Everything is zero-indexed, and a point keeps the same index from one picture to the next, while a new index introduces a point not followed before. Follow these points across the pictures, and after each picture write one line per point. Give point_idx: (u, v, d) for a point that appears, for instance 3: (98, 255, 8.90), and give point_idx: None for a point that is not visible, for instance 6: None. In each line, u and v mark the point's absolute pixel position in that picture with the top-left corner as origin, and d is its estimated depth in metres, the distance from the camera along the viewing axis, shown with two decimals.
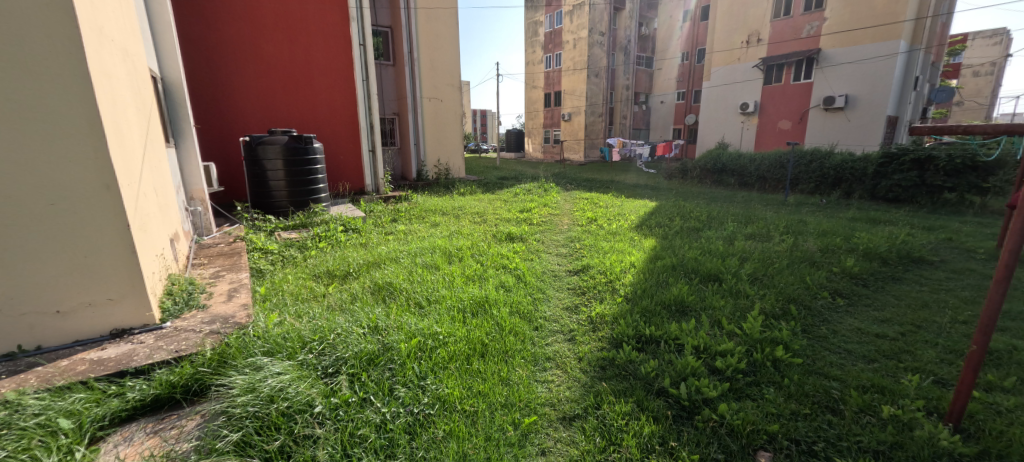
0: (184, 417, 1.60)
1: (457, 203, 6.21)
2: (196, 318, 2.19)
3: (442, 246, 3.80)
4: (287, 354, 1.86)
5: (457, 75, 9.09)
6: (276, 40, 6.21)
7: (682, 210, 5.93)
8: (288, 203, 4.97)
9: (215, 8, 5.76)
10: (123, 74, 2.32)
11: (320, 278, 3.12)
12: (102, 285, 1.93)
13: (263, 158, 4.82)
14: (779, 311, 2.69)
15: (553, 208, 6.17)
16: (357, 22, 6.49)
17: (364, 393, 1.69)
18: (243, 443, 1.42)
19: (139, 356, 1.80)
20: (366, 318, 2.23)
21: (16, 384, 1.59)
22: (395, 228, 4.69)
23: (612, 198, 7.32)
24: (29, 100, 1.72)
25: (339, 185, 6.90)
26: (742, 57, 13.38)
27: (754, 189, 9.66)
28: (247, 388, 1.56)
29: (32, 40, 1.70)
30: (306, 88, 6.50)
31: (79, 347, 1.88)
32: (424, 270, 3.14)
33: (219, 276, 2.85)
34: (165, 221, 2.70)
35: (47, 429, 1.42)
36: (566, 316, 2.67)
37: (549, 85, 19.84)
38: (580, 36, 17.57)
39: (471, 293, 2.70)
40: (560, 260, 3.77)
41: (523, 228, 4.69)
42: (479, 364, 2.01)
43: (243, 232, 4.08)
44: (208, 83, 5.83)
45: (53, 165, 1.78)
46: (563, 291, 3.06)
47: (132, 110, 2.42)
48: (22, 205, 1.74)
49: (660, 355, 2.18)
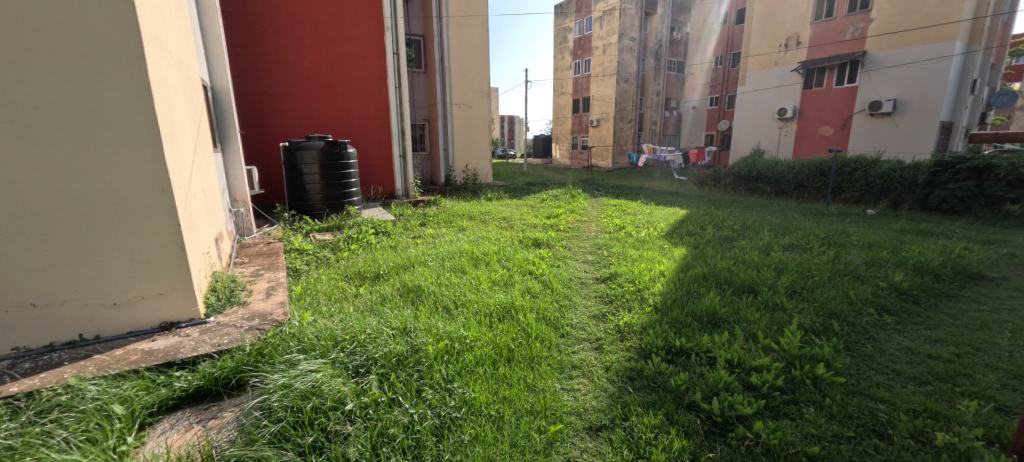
0: (225, 408, 1.68)
1: (485, 208, 6.27)
2: (237, 314, 2.31)
3: (470, 250, 3.84)
4: (321, 351, 1.92)
5: (486, 82, 9.23)
6: (315, 50, 6.48)
7: (713, 219, 5.76)
8: (323, 206, 5.16)
9: (259, 21, 6.07)
10: (178, 84, 2.48)
11: (351, 279, 3.21)
12: (154, 280, 2.07)
13: (301, 162, 5.03)
14: (819, 327, 2.56)
15: (581, 214, 6.13)
16: (391, 31, 6.69)
17: (393, 393, 1.71)
18: (281, 435, 1.47)
19: (185, 348, 1.91)
20: (395, 319, 2.28)
21: (77, 370, 1.72)
22: (423, 232, 4.78)
23: (641, 205, 7.19)
24: (95, 104, 1.86)
25: (371, 189, 7.12)
26: (780, 61, 12.93)
27: (792, 198, 9.26)
28: (284, 383, 1.62)
29: (99, 53, 1.84)
30: (342, 95, 6.75)
31: (131, 338, 2.02)
32: (451, 274, 3.19)
33: (258, 274, 2.99)
34: (210, 221, 2.86)
35: (102, 414, 1.53)
36: (592, 324, 2.64)
37: (578, 90, 19.79)
38: (610, 41, 17.44)
39: (498, 298, 2.71)
40: (587, 267, 3.72)
41: (549, 234, 4.68)
42: (506, 369, 2.00)
43: (281, 233, 4.26)
44: (253, 92, 6.15)
45: (113, 167, 1.92)
46: (589, 299, 3.02)
47: (185, 116, 2.58)
48: (87, 205, 1.89)
49: (690, 367, 2.12)
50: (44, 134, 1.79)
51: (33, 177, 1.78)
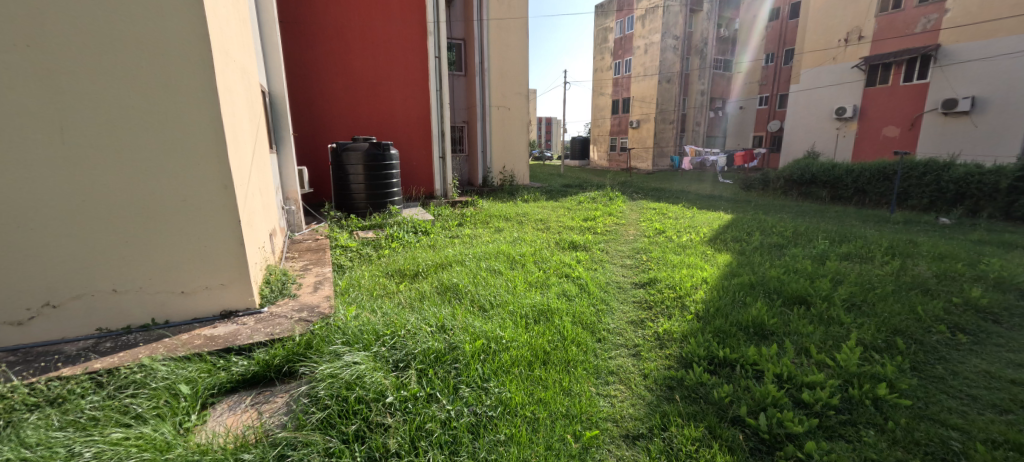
0: (276, 393, 1.79)
1: (521, 210, 6.30)
2: (288, 305, 2.46)
3: (506, 251, 3.87)
4: (363, 345, 2.00)
5: (524, 84, 9.26)
6: (362, 55, 6.76)
7: (762, 224, 5.47)
8: (366, 205, 5.37)
9: (312, 29, 6.42)
10: (240, 89, 2.67)
11: (392, 276, 3.32)
12: (217, 272, 2.24)
13: (346, 163, 5.26)
14: (881, 344, 2.37)
15: (619, 217, 6.02)
16: (433, 36, 6.85)
17: (431, 388, 1.75)
18: (327, 422, 1.55)
19: (242, 335, 2.05)
20: (434, 317, 2.33)
21: (150, 351, 1.89)
22: (461, 232, 4.86)
23: (683, 208, 6.96)
24: (169, 108, 2.03)
25: (412, 190, 7.34)
26: (839, 57, 12.09)
27: (850, 203, 8.62)
28: (330, 373, 1.70)
29: (174, 62, 2.01)
30: (386, 98, 7.00)
31: (196, 323, 2.19)
32: (488, 274, 3.23)
33: (307, 269, 3.16)
34: (266, 218, 3.05)
35: (171, 392, 1.67)
36: (630, 330, 2.58)
37: (618, 91, 19.45)
38: (652, 40, 17.00)
39: (535, 300, 2.71)
40: (625, 272, 3.64)
41: (586, 237, 4.63)
42: (542, 371, 2.00)
43: (328, 230, 4.48)
44: (305, 97, 6.51)
45: (183, 167, 2.09)
46: (627, 304, 2.95)
47: (246, 119, 2.77)
48: (161, 202, 2.07)
49: (735, 380, 2.02)
50: (127, 136, 1.97)
51: (118, 175, 1.98)
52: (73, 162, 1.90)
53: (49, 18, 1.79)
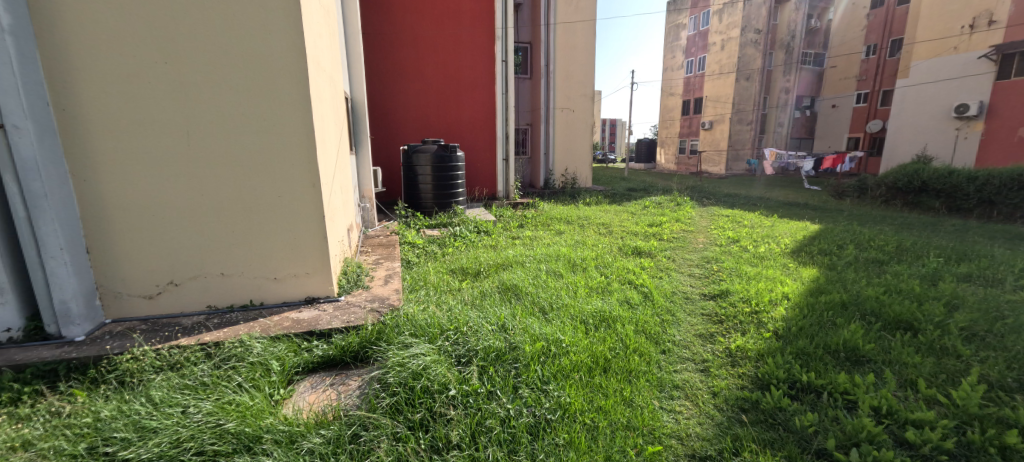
0: (351, 376, 1.95)
1: (583, 213, 6.21)
2: (362, 295, 2.65)
3: (567, 254, 3.84)
4: (429, 338, 2.09)
5: (590, 85, 9.12)
6: (434, 62, 7.09)
7: (857, 237, 4.87)
8: (433, 204, 5.62)
9: (390, 39, 6.85)
10: (328, 96, 2.92)
11: (455, 273, 3.44)
12: (303, 262, 2.47)
13: (416, 164, 5.55)
14: (1014, 384, 1.99)
15: (688, 224, 5.71)
16: (501, 40, 6.97)
17: (491, 386, 1.78)
18: (395, 408, 1.65)
19: (323, 320, 2.25)
20: (495, 315, 2.37)
21: (248, 329, 2.14)
22: (522, 233, 4.91)
23: (761, 216, 6.42)
24: (271, 114, 2.27)
25: (475, 191, 7.56)
26: (961, 47, 10.39)
27: (972, 217, 7.40)
28: (399, 362, 1.81)
29: (277, 72, 2.25)
30: (454, 102, 7.28)
31: (284, 307, 2.44)
32: (548, 277, 3.22)
33: (378, 262, 3.38)
34: (345, 214, 3.32)
35: (264, 367, 1.88)
36: (699, 344, 2.43)
37: (690, 91, 18.46)
38: (730, 35, 15.90)
39: (595, 305, 2.65)
40: (693, 281, 3.44)
41: (652, 243, 4.44)
42: (602, 379, 1.96)
43: (398, 227, 4.75)
44: (381, 102, 6.97)
45: (280, 166, 2.34)
46: (695, 316, 2.78)
47: (332, 123, 3.03)
48: (261, 197, 2.33)
49: (821, 408, 1.83)
50: (237, 139, 2.24)
51: (229, 173, 2.26)
52: (195, 162, 2.20)
53: (182, 37, 2.09)
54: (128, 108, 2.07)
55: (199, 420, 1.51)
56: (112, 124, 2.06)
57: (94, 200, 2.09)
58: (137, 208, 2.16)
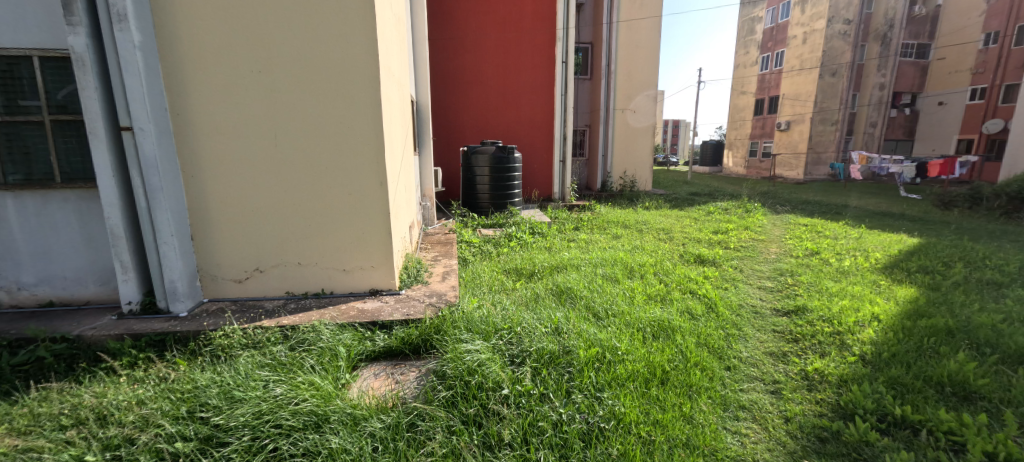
0: (410, 367, 2.04)
1: (641, 217, 6.00)
2: (421, 290, 2.77)
3: (624, 259, 3.73)
4: (484, 335, 2.13)
5: (654, 85, 8.80)
6: (496, 64, 7.22)
7: (968, 254, 4.23)
8: (489, 204, 5.73)
9: (454, 43, 7.08)
10: (397, 99, 3.07)
11: (510, 273, 3.47)
12: (370, 256, 2.63)
13: (475, 165, 5.67)
14: None
15: (759, 232, 5.30)
16: (562, 41, 6.86)
17: (544, 388, 1.77)
18: (451, 401, 1.70)
19: (385, 312, 2.38)
20: (549, 318, 2.36)
21: (320, 315, 2.31)
22: (577, 236, 4.84)
23: (845, 226, 5.80)
24: (346, 117, 2.44)
25: (531, 192, 7.60)
26: None
27: None
28: (455, 357, 1.86)
29: (352, 78, 2.41)
30: (514, 104, 7.36)
31: (351, 297, 2.62)
32: (604, 282, 3.15)
33: (437, 259, 3.51)
34: (408, 211, 3.48)
35: (333, 352, 2.03)
36: (769, 363, 2.23)
37: (764, 89, 17.14)
38: (814, 27, 14.53)
39: (654, 314, 2.54)
40: (763, 294, 3.19)
41: (717, 251, 4.18)
42: (660, 391, 1.87)
43: (455, 226, 4.90)
44: (444, 105, 7.23)
45: (352, 166, 2.50)
46: (765, 333, 2.57)
47: (399, 125, 3.19)
48: (336, 194, 2.51)
49: (917, 447, 1.61)
50: (316, 140, 2.43)
51: (309, 171, 2.46)
52: (281, 161, 2.42)
53: (274, 48, 2.30)
54: (228, 113, 2.33)
55: (278, 396, 1.66)
56: (215, 127, 2.33)
57: (198, 193, 2.38)
58: (233, 202, 2.42)
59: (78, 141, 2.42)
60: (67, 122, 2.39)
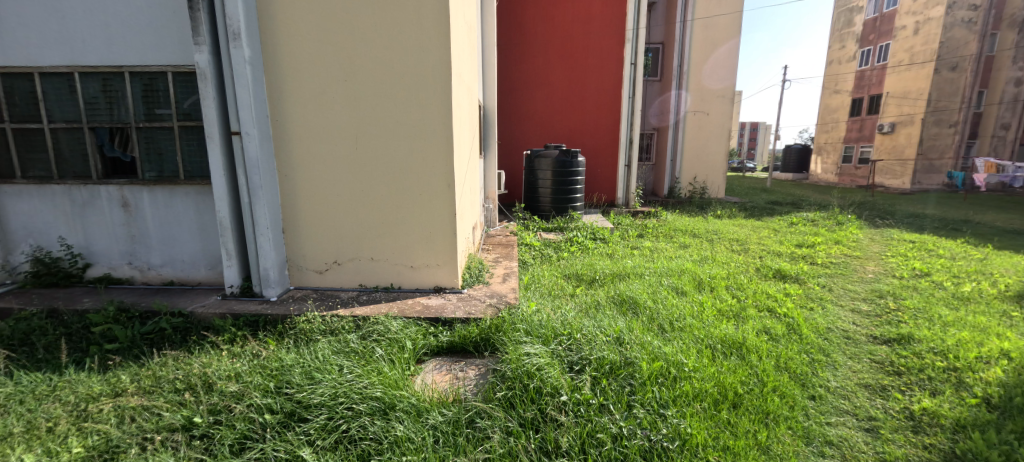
0: (471, 364, 2.10)
1: (713, 226, 5.63)
2: (482, 290, 2.83)
3: (692, 270, 3.52)
4: (543, 339, 2.13)
5: (731, 85, 8.26)
6: (562, 68, 7.21)
7: None
8: (550, 208, 5.73)
9: (522, 48, 7.16)
10: (465, 103, 3.17)
11: (570, 278, 3.43)
12: (435, 254, 2.75)
13: (538, 168, 5.70)
14: None
15: (852, 247, 4.73)
16: (631, 43, 6.75)
17: (604, 399, 1.73)
18: (509, 402, 1.72)
19: (448, 309, 2.46)
20: (610, 327, 2.29)
21: (389, 308, 2.46)
22: (641, 243, 4.66)
23: (966, 245, 4.97)
24: (419, 121, 2.57)
25: (594, 196, 7.50)
26: None
27: None
28: (514, 359, 1.88)
29: (426, 84, 2.52)
30: (579, 107, 7.29)
31: (417, 293, 2.75)
32: (670, 293, 3.00)
33: (498, 261, 3.57)
34: (472, 212, 3.58)
35: (400, 344, 2.14)
36: (863, 396, 1.98)
37: (863, 87, 15.29)
38: (930, 16, 12.70)
39: (726, 331, 2.37)
40: (857, 318, 2.83)
41: (800, 266, 3.80)
42: (731, 415, 1.74)
43: (517, 228, 4.96)
44: (509, 108, 7.34)
45: (423, 168, 2.63)
46: (859, 361, 2.28)
47: (467, 129, 3.29)
48: (407, 195, 2.65)
49: None
50: (392, 144, 2.59)
51: (384, 172, 2.62)
52: (360, 163, 2.61)
53: (358, 58, 2.48)
54: (317, 119, 2.55)
55: (351, 381, 1.78)
56: (306, 131, 2.57)
57: (290, 191, 2.64)
58: (318, 199, 2.65)
59: (198, 144, 2.79)
60: (191, 128, 2.77)
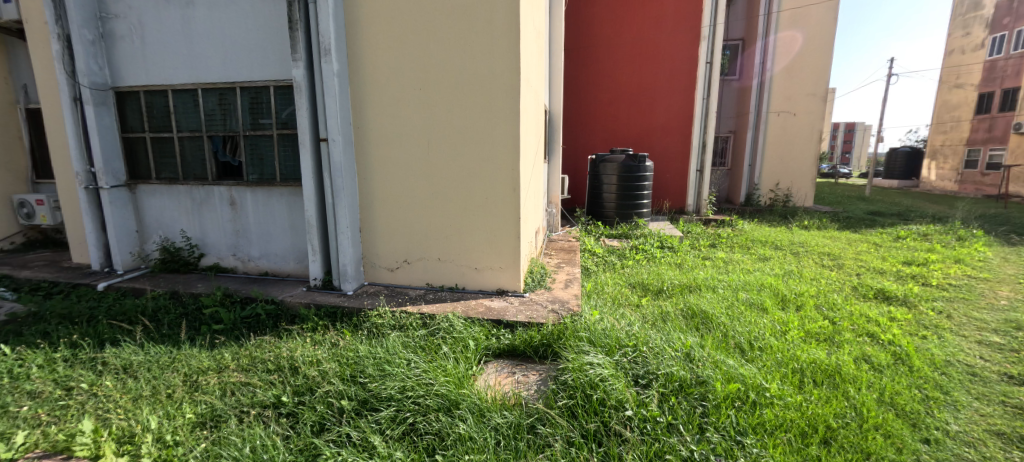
0: (532, 369, 2.10)
1: (798, 238, 5.10)
2: (543, 295, 2.82)
3: (774, 285, 3.22)
4: (607, 350, 2.06)
5: (824, 83, 7.52)
6: (631, 70, 7.00)
7: None
8: (614, 214, 5.57)
9: (589, 51, 7.08)
10: (532, 108, 3.19)
11: (635, 288, 3.30)
12: (499, 257, 2.79)
13: (602, 173, 5.59)
14: None
15: (980, 268, 4.02)
16: (707, 41, 6.34)
17: (673, 418, 1.63)
18: (571, 411, 1.69)
19: (510, 312, 2.49)
20: (680, 341, 2.16)
21: (454, 308, 2.54)
22: (713, 254, 4.36)
23: None
24: (488, 127, 2.63)
25: (662, 203, 7.18)
26: None
27: None
28: (577, 368, 1.85)
29: (496, 89, 2.58)
30: (648, 110, 7.02)
31: (480, 294, 2.82)
32: (748, 309, 2.76)
33: (560, 266, 3.54)
34: (535, 216, 3.59)
35: (464, 344, 2.20)
36: (994, 446, 1.67)
37: (995, 79, 13.03)
38: None
39: (815, 356, 2.13)
40: (986, 351, 2.40)
41: (910, 287, 3.31)
42: (820, 450, 1.55)
43: (579, 233, 4.89)
44: (575, 113, 7.29)
45: (490, 172, 2.68)
46: (990, 404, 1.92)
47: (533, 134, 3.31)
48: (474, 198, 2.73)
49: None
50: (461, 148, 2.68)
51: (453, 176, 2.72)
52: (432, 167, 2.73)
53: (433, 68, 2.61)
54: (394, 125, 2.72)
55: (418, 375, 1.86)
56: (384, 137, 2.74)
57: (368, 193, 2.84)
58: (393, 201, 2.82)
59: (293, 149, 3.11)
60: (287, 135, 3.09)
